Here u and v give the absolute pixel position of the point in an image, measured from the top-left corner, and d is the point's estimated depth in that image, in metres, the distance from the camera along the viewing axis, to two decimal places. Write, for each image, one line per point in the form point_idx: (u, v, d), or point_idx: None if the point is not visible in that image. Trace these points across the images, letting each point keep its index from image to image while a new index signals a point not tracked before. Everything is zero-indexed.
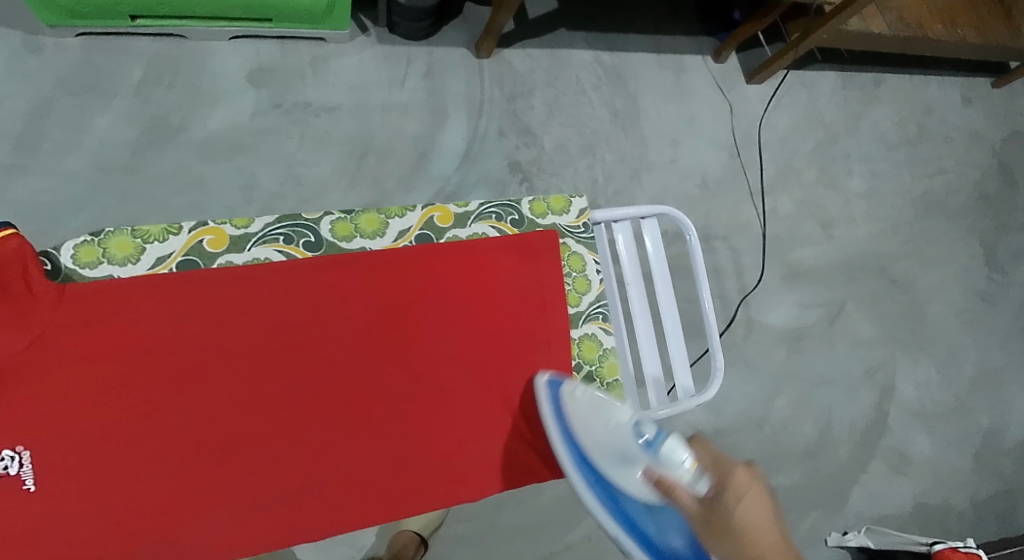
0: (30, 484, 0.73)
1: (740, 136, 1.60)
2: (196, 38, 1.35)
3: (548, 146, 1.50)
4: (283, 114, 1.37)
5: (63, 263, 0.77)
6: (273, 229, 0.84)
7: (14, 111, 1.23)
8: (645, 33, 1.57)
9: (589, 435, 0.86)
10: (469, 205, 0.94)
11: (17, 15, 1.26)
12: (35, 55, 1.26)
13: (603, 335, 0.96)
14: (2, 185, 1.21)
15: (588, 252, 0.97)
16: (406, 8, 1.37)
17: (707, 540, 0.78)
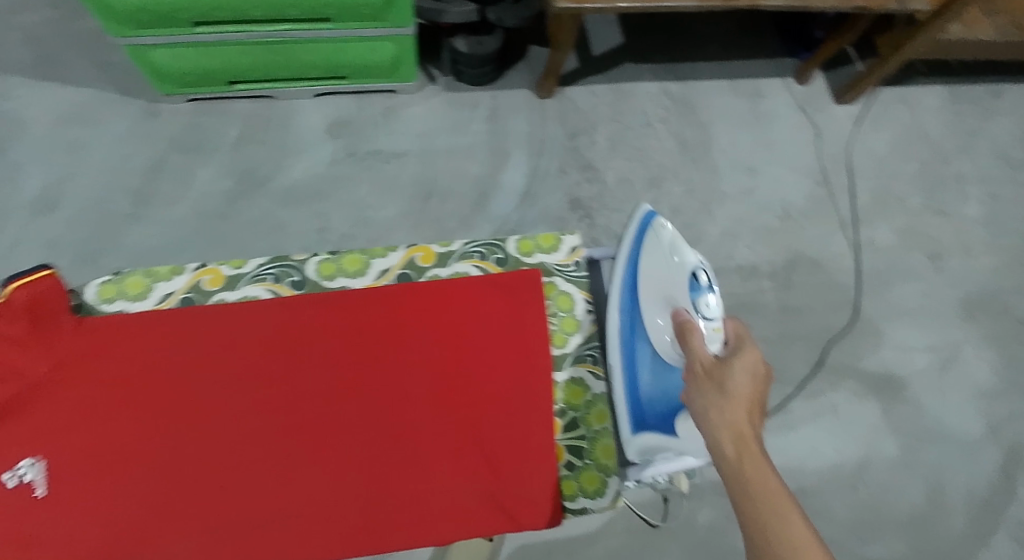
0: (40, 491, 0.91)
1: (828, 159, 1.48)
2: (285, 98, 1.47)
3: (611, 180, 1.47)
4: (356, 162, 1.45)
5: (86, 299, 0.98)
6: (264, 269, 1.02)
7: (134, 168, 1.40)
8: (717, 60, 1.53)
9: (652, 266, 0.94)
10: (452, 246, 1.05)
11: (141, 87, 1.45)
12: (153, 119, 1.43)
13: (590, 379, 1.01)
14: (120, 234, 1.36)
15: (577, 291, 1.04)
16: (469, 57, 1.44)
17: (699, 385, 0.84)
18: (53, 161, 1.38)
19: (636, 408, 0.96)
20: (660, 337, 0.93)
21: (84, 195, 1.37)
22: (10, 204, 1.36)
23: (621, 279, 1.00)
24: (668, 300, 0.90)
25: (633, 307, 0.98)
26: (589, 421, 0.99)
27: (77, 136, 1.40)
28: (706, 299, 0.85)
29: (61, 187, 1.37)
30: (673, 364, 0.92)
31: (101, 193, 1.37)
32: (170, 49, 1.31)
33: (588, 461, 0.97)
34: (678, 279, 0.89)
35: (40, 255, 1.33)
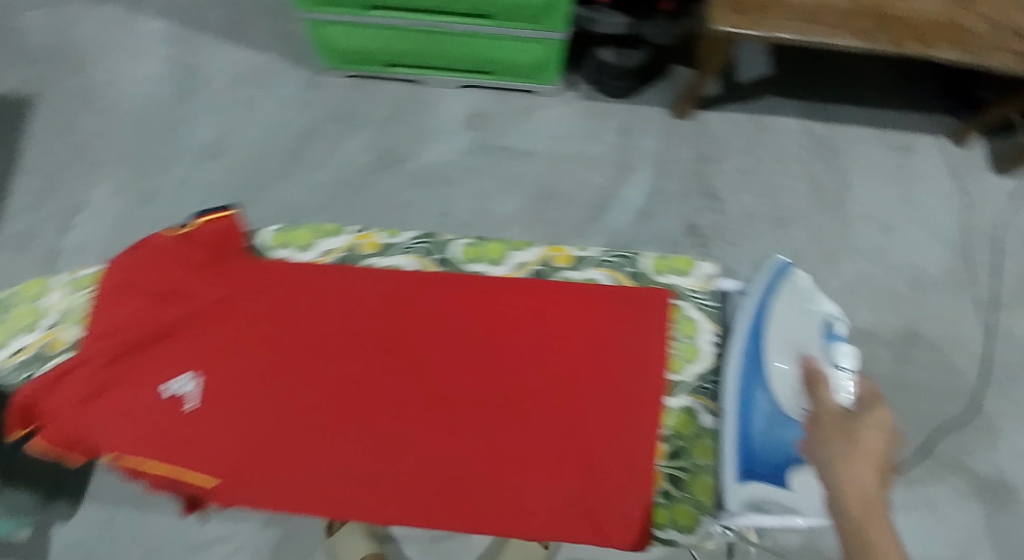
0: (191, 405, 0.93)
1: (973, 232, 1.39)
2: (433, 85, 1.55)
3: (732, 213, 1.44)
4: (485, 155, 1.50)
5: (259, 241, 1.01)
6: (416, 243, 1.02)
7: (291, 131, 1.53)
8: (867, 106, 1.46)
9: (784, 320, 0.90)
10: (588, 251, 1.01)
11: (311, 58, 1.57)
12: (315, 89, 1.55)
13: (703, 411, 0.94)
14: (268, 189, 1.50)
15: (704, 321, 0.98)
16: (613, 67, 1.45)
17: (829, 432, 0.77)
18: (224, 114, 1.54)
19: (744, 456, 0.87)
20: (781, 387, 0.87)
21: (245, 148, 1.52)
22: (182, 147, 1.52)
23: (744, 325, 0.91)
24: (800, 353, 0.87)
25: (755, 357, 0.89)
26: (690, 454, 0.93)
27: (247, 95, 1.55)
28: (843, 349, 0.85)
29: (227, 139, 1.53)
30: (791, 418, 0.85)
31: (257, 148, 1.52)
32: (342, 28, 1.41)
33: (684, 492, 0.92)
34: (814, 329, 0.88)
35: (200, 195, 1.50)
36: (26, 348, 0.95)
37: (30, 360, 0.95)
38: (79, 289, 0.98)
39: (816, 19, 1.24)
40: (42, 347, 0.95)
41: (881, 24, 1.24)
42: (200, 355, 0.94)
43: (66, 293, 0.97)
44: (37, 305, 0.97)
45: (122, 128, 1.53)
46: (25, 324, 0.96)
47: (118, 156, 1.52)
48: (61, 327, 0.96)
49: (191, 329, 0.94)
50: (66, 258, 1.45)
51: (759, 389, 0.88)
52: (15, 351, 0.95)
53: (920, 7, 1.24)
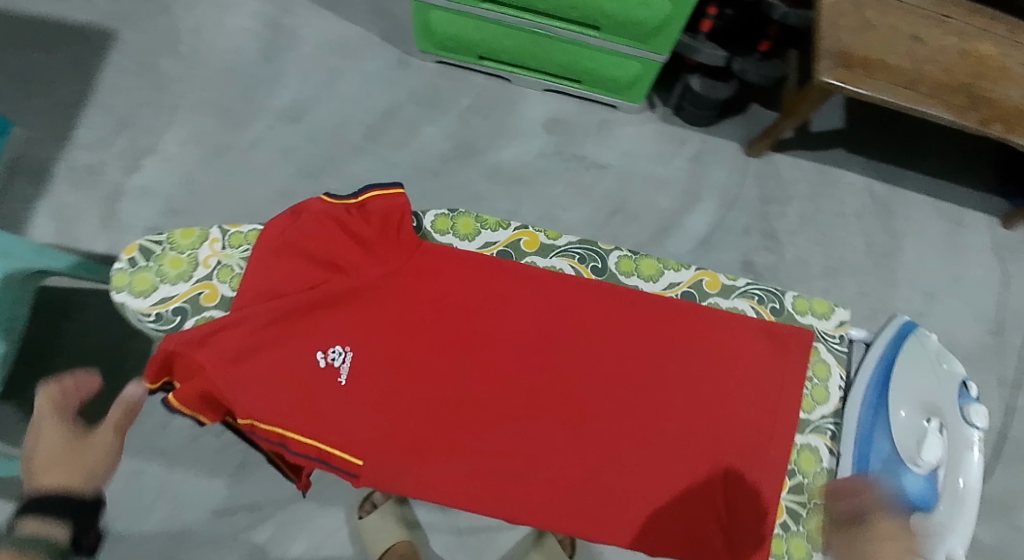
0: (343, 378, 0.98)
1: (1009, 312, 1.47)
2: (517, 84, 1.58)
3: (789, 257, 1.50)
4: (560, 161, 1.53)
5: (425, 224, 1.06)
6: (572, 248, 1.07)
7: (374, 108, 1.56)
8: (929, 174, 1.53)
9: (910, 376, 1.02)
10: (736, 281, 1.07)
11: (404, 39, 1.61)
12: (403, 70, 1.59)
13: (825, 451, 1.03)
14: (343, 161, 1.54)
15: (835, 363, 1.06)
16: (698, 96, 1.49)
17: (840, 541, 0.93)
18: (310, 81, 1.58)
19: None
20: (905, 434, 0.98)
21: (327, 117, 1.56)
22: (263, 106, 1.57)
23: (869, 375, 1.03)
24: (931, 409, 0.99)
25: (879, 405, 1.01)
26: (811, 491, 1.01)
27: (335, 65, 1.59)
28: (976, 409, 0.97)
29: (309, 105, 1.57)
30: (911, 466, 0.96)
31: (337, 119, 1.56)
32: (449, 14, 1.44)
33: (800, 527, 1.00)
34: (949, 389, 1.00)
35: (274, 157, 1.54)
36: (177, 300, 1.01)
37: (178, 311, 1.01)
38: (233, 245, 1.04)
39: (916, 88, 1.35)
40: (192, 300, 1.02)
41: (974, 103, 1.35)
42: (346, 329, 0.99)
43: (222, 249, 1.04)
44: (190, 255, 1.03)
45: (204, 78, 1.57)
46: (175, 274, 1.02)
47: (198, 106, 1.56)
48: (217, 279, 1.03)
49: (341, 300, 1.00)
50: (128, 199, 1.49)
51: (880, 433, 1.00)
52: (163, 301, 1.01)
53: (1010, 94, 1.36)
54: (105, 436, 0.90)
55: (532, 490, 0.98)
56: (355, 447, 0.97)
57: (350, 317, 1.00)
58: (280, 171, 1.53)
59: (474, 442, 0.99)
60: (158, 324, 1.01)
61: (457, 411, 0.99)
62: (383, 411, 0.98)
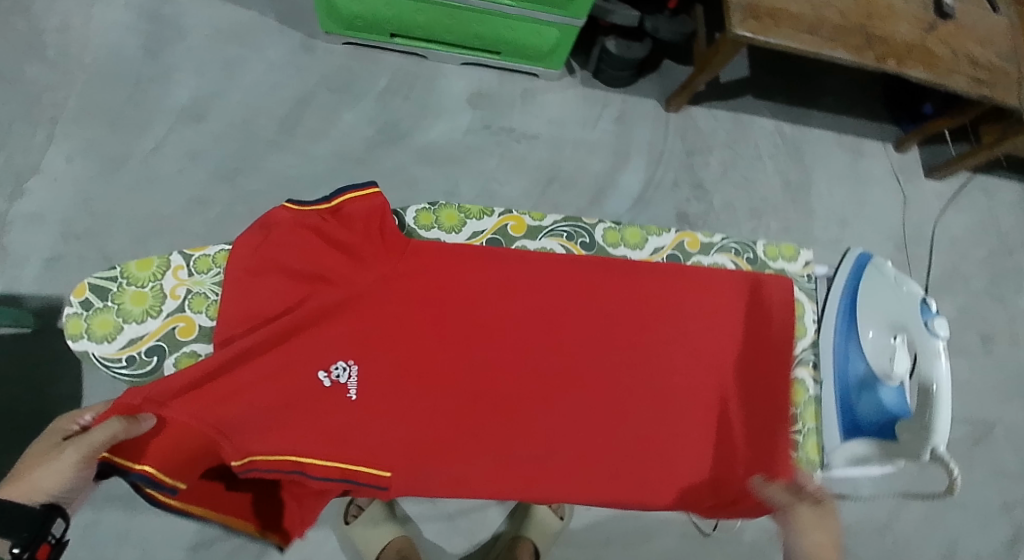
0: (353, 393, 0.96)
1: (911, 228, 1.61)
2: (433, 60, 1.53)
3: (717, 204, 1.56)
4: (490, 135, 1.51)
5: (408, 221, 1.06)
6: (559, 227, 1.09)
7: (284, 98, 1.45)
8: (829, 112, 1.64)
9: (874, 298, 1.07)
10: (713, 237, 1.12)
11: (304, 20, 1.50)
12: (308, 53, 1.48)
13: (811, 381, 1.10)
14: (261, 157, 1.41)
15: (808, 301, 1.13)
16: (615, 58, 1.51)
17: (800, 515, 0.87)
18: (206, 75, 1.43)
19: (847, 417, 1.05)
20: (876, 354, 1.05)
21: (233, 112, 1.42)
22: (157, 106, 1.40)
23: (837, 306, 1.10)
24: (896, 325, 1.03)
25: (849, 331, 1.08)
26: (803, 419, 1.08)
27: (232, 55, 1.45)
28: (938, 320, 0.99)
29: (210, 101, 1.42)
30: (885, 381, 1.03)
31: (245, 112, 1.43)
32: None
33: (798, 452, 1.07)
34: (911, 306, 1.02)
35: (180, 162, 1.38)
36: (149, 338, 0.97)
37: (153, 351, 0.97)
38: (200, 270, 1.00)
39: (817, 33, 1.41)
40: (165, 336, 0.97)
41: (869, 41, 1.42)
42: (343, 343, 0.97)
43: (189, 276, 0.99)
44: (153, 288, 0.98)
45: (81, 82, 1.38)
46: (141, 311, 0.97)
47: (78, 115, 1.37)
48: (189, 310, 0.98)
49: (332, 314, 0.96)
50: (17, 229, 1.30)
51: (853, 355, 1.07)
52: (133, 342, 0.96)
53: (899, 30, 1.44)
54: (72, 452, 0.78)
55: (561, 472, 0.99)
56: (377, 460, 0.95)
57: (347, 329, 0.97)
58: (189, 178, 1.38)
59: (491, 434, 0.99)
60: (133, 368, 0.96)
61: (473, 407, 0.99)
62: (396, 418, 0.97)
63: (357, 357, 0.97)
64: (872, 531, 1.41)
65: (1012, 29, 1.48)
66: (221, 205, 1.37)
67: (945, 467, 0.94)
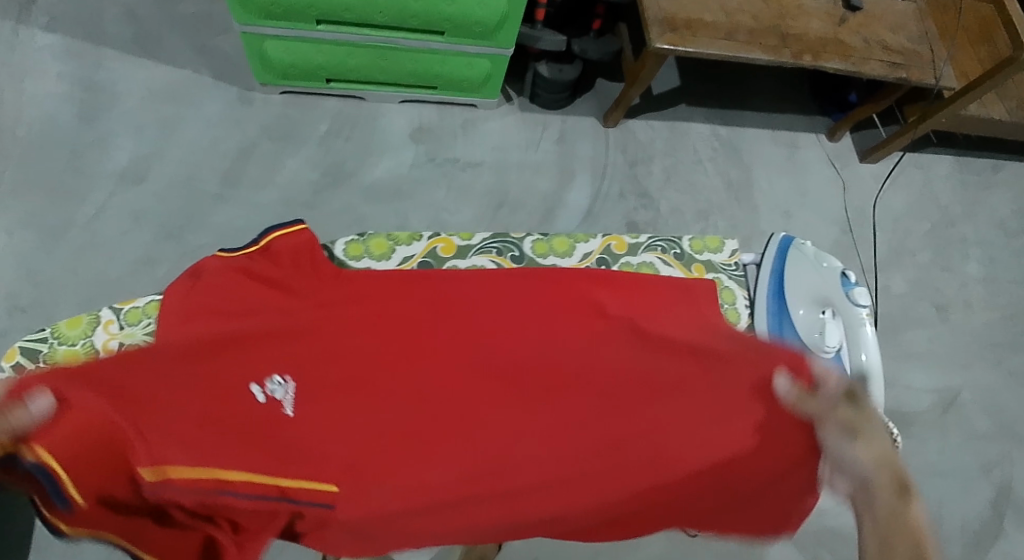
0: (289, 409, 0.70)
1: (853, 212, 1.66)
2: (372, 101, 1.55)
3: (664, 209, 1.59)
4: (435, 167, 1.53)
5: (336, 254, 1.05)
6: (488, 243, 1.09)
7: (226, 151, 1.46)
8: (761, 111, 1.70)
9: (798, 278, 1.10)
10: (639, 238, 1.13)
11: (239, 74, 1.51)
12: (246, 106, 1.49)
13: None
14: (208, 211, 1.41)
15: (738, 288, 1.12)
16: (550, 82, 1.54)
17: (839, 424, 0.62)
18: (145, 137, 1.43)
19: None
20: (807, 329, 1.06)
21: (175, 170, 1.42)
22: (97, 173, 1.39)
23: (766, 288, 1.11)
24: (822, 300, 1.07)
25: (781, 310, 1.09)
26: None
27: (170, 114, 1.46)
28: (858, 292, 1.04)
29: (150, 162, 1.42)
30: (820, 355, 1.03)
31: (186, 170, 1.43)
32: (285, 42, 1.40)
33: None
34: (834, 279, 1.07)
35: (124, 225, 1.37)
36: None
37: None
38: (131, 323, 0.97)
39: (734, 38, 1.47)
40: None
41: (784, 40, 1.49)
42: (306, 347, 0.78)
43: (120, 329, 0.96)
44: (84, 345, 0.94)
45: (16, 156, 1.37)
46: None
47: (16, 189, 1.36)
48: None
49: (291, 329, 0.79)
50: None
51: (787, 333, 1.07)
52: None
53: (811, 27, 1.51)
54: None
55: (602, 449, 0.73)
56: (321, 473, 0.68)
57: (300, 332, 0.80)
58: (135, 239, 1.37)
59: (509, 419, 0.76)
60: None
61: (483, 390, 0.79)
62: (344, 425, 0.72)
63: (296, 372, 0.73)
64: None
65: (919, 12, 1.56)
66: (169, 263, 1.36)
67: None
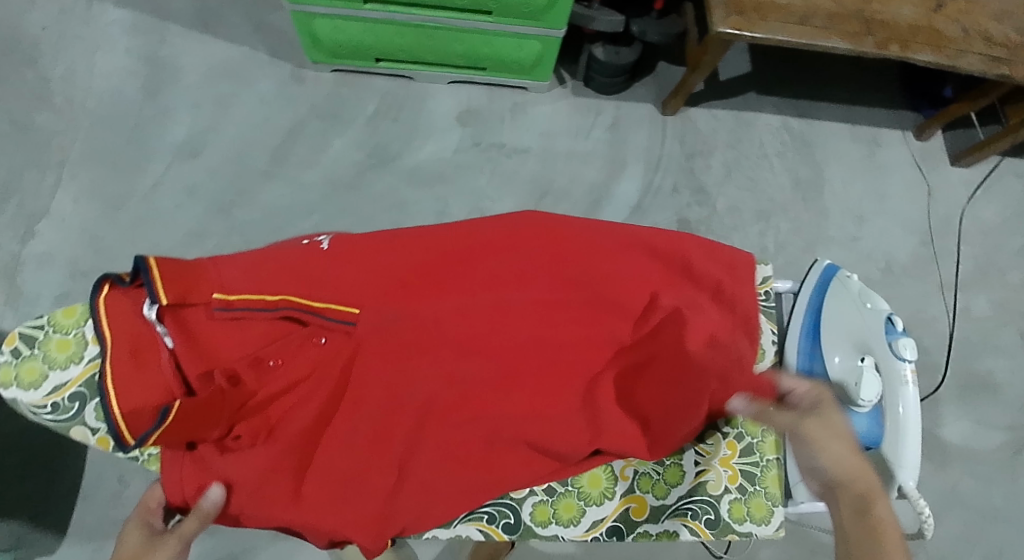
0: (324, 244, 0.93)
1: (936, 221, 1.51)
2: (421, 81, 1.54)
3: (721, 207, 1.49)
4: (480, 152, 1.50)
5: None
6: None
7: (277, 128, 1.48)
8: (842, 102, 1.56)
9: (837, 316, 1.03)
10: None
11: (293, 52, 1.54)
12: (298, 83, 1.52)
13: None
14: (256, 188, 1.45)
15: (766, 321, 1.06)
16: (604, 64, 1.47)
17: (810, 431, 0.84)
18: (201, 112, 1.48)
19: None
20: (843, 377, 0.98)
21: (227, 146, 1.47)
22: (156, 145, 1.46)
23: (800, 325, 1.06)
24: (862, 346, 0.98)
25: (813, 351, 1.03)
26: (762, 450, 1.00)
27: (226, 91, 1.50)
28: (904, 342, 0.94)
29: (205, 137, 1.47)
30: (854, 407, 0.95)
31: (237, 145, 1.47)
32: (333, 20, 1.39)
33: (756, 487, 0.99)
34: (876, 325, 0.98)
35: (178, 199, 1.43)
36: (72, 385, 0.91)
37: (75, 397, 0.91)
38: None
39: (810, 23, 1.33)
40: (88, 382, 0.91)
41: (868, 27, 1.34)
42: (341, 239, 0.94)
43: None
44: (76, 335, 0.93)
45: (85, 127, 1.46)
46: (65, 358, 0.91)
47: (83, 158, 1.44)
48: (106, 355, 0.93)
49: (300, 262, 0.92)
50: (28, 269, 1.36)
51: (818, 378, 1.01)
52: (57, 389, 0.91)
53: (900, 12, 1.35)
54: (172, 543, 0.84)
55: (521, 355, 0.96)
56: (346, 299, 0.91)
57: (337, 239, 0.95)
58: (187, 212, 1.42)
59: (467, 284, 0.94)
60: (56, 416, 0.90)
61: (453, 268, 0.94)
62: (355, 275, 0.92)
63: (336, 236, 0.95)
64: None
65: None
66: (216, 237, 1.41)
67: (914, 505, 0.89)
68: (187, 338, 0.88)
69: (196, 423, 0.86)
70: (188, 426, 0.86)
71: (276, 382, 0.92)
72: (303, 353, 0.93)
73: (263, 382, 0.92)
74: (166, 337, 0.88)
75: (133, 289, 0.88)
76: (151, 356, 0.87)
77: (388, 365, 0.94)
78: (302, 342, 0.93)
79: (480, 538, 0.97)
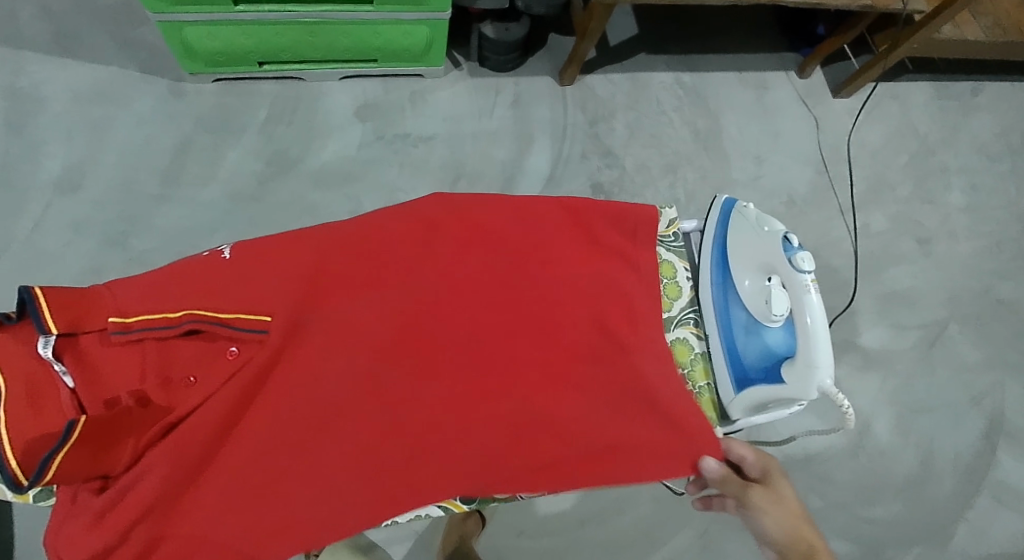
0: (226, 253, 0.89)
1: (828, 150, 1.59)
2: (311, 80, 1.48)
3: (630, 166, 1.51)
4: (385, 145, 1.46)
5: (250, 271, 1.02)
6: None
7: (163, 148, 1.39)
8: (725, 53, 1.62)
9: (740, 243, 1.02)
10: None
11: (168, 67, 1.45)
12: (179, 98, 1.43)
13: (694, 339, 1.06)
14: (150, 213, 1.35)
15: (678, 260, 1.09)
16: (496, 42, 1.46)
17: (755, 500, 0.86)
18: (75, 142, 1.37)
19: (736, 367, 1.00)
20: (754, 299, 0.99)
21: (111, 174, 1.37)
22: (30, 184, 1.34)
23: (710, 258, 1.05)
24: (767, 267, 0.98)
25: (725, 281, 1.03)
26: (693, 378, 1.05)
27: (101, 115, 1.40)
28: (802, 255, 0.95)
29: (85, 168, 1.36)
30: (768, 324, 0.97)
31: (122, 171, 1.37)
32: (205, 27, 1.31)
33: None
34: (775, 245, 0.98)
35: (65, 237, 1.32)
36: None
37: None
38: None
39: None
40: None
41: None
42: (246, 244, 0.90)
43: None
44: None
45: None
46: None
47: None
48: None
49: (203, 272, 0.86)
50: None
51: (733, 306, 1.01)
52: None
53: None
54: None
55: (451, 343, 0.91)
56: (255, 305, 0.85)
57: (239, 244, 0.91)
58: (78, 250, 1.31)
59: (387, 274, 0.92)
60: None
61: (369, 258, 0.92)
62: (262, 277, 0.87)
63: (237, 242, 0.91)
64: (846, 455, 1.37)
65: None
66: (115, 270, 1.31)
67: (834, 401, 0.92)
68: (86, 371, 0.80)
69: (104, 447, 0.77)
70: (95, 450, 0.77)
71: (191, 401, 0.82)
72: (216, 369, 0.83)
73: (176, 402, 0.82)
74: (64, 376, 0.79)
75: (25, 327, 0.81)
76: (50, 398, 0.78)
77: (306, 372, 0.86)
78: (215, 357, 0.84)
79: (439, 514, 0.93)
